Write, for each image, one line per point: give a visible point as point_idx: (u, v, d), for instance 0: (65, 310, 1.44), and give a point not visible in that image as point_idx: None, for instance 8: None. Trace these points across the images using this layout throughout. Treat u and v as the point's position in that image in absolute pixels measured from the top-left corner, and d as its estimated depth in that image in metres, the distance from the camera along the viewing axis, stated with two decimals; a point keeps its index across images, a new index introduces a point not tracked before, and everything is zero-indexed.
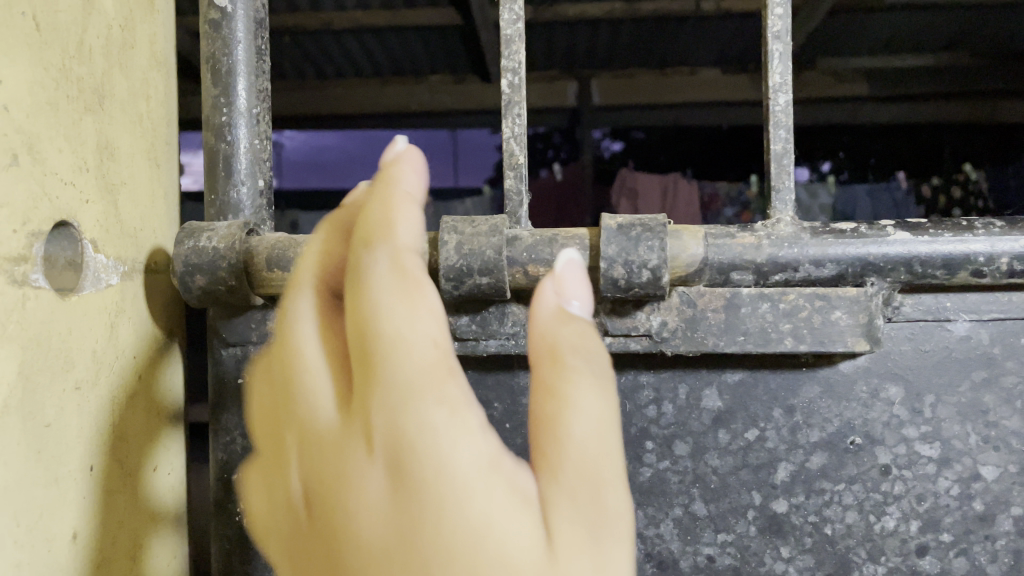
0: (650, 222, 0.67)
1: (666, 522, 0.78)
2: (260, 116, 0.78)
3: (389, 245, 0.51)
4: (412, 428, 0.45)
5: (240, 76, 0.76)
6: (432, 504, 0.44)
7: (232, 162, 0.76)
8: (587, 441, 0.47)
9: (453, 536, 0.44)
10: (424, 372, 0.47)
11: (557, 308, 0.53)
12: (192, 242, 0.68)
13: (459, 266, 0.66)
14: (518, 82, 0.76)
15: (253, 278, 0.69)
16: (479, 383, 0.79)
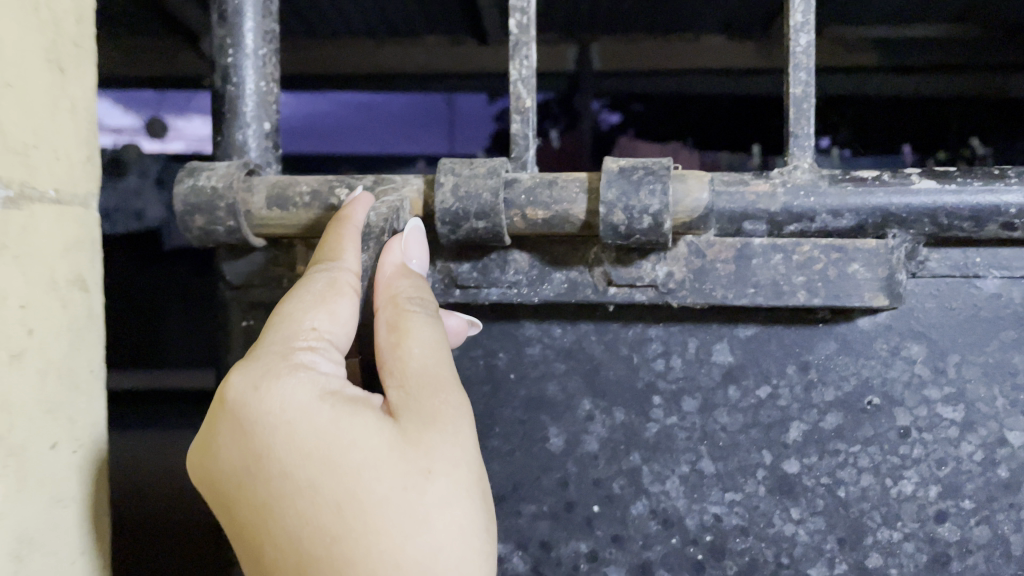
0: (653, 165, 0.64)
1: (673, 479, 0.77)
2: (267, 58, 0.77)
3: (336, 262, 0.57)
4: (253, 389, 0.53)
5: (247, 17, 0.75)
6: (281, 433, 0.52)
7: (238, 104, 0.75)
8: (421, 361, 0.56)
9: (303, 450, 0.52)
10: (283, 344, 0.54)
11: (398, 263, 0.60)
12: (192, 180, 0.68)
13: (455, 209, 0.65)
14: (527, 22, 0.73)
15: (253, 217, 0.69)
16: (484, 332, 0.78)
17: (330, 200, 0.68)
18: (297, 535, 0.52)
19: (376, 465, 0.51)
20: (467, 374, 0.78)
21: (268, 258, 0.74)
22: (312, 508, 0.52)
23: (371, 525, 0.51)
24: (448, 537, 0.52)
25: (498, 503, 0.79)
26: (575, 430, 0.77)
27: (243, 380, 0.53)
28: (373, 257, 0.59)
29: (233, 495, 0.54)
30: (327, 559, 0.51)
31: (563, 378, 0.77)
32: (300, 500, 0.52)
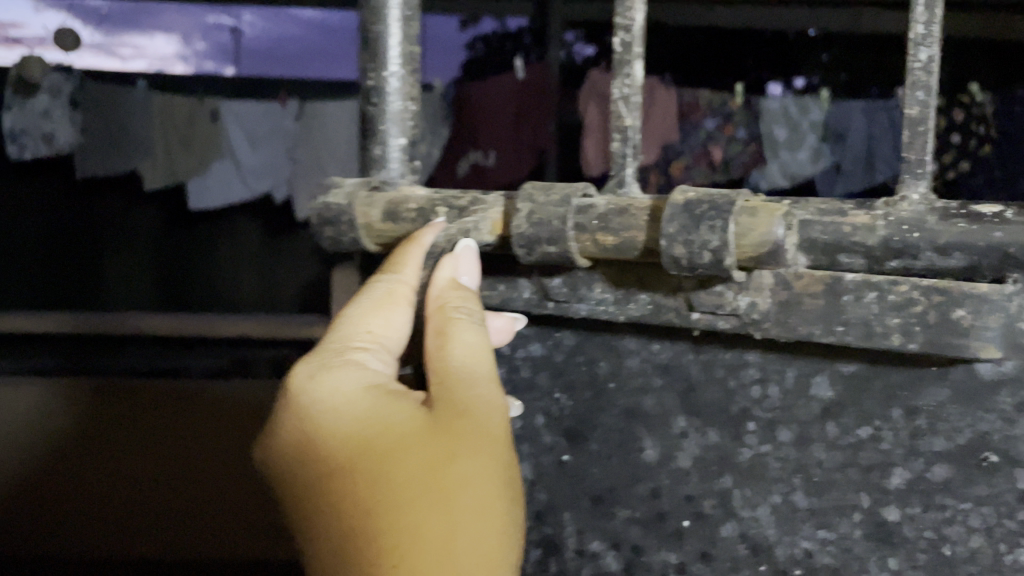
0: (718, 200, 0.63)
1: (763, 507, 0.75)
2: (406, 79, 0.84)
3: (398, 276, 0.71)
4: (309, 383, 0.69)
5: (390, 43, 0.83)
6: (330, 409, 0.67)
7: (378, 123, 0.83)
8: (461, 359, 0.67)
9: (349, 419, 0.66)
10: (341, 345, 0.71)
11: (448, 279, 0.70)
12: (323, 197, 0.78)
13: (528, 234, 0.68)
14: (631, 39, 0.73)
15: (372, 228, 0.77)
16: (588, 341, 0.81)
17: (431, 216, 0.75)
18: (338, 506, 0.65)
19: (404, 434, 0.64)
20: (571, 378, 0.82)
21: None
22: (349, 481, 0.65)
23: (393, 481, 0.63)
24: (467, 513, 0.62)
25: (595, 503, 0.82)
26: (669, 445, 0.78)
27: (310, 366, 0.70)
28: (433, 275, 0.70)
29: (287, 472, 0.69)
30: (360, 528, 0.63)
31: (659, 394, 0.78)
32: (339, 461, 0.65)
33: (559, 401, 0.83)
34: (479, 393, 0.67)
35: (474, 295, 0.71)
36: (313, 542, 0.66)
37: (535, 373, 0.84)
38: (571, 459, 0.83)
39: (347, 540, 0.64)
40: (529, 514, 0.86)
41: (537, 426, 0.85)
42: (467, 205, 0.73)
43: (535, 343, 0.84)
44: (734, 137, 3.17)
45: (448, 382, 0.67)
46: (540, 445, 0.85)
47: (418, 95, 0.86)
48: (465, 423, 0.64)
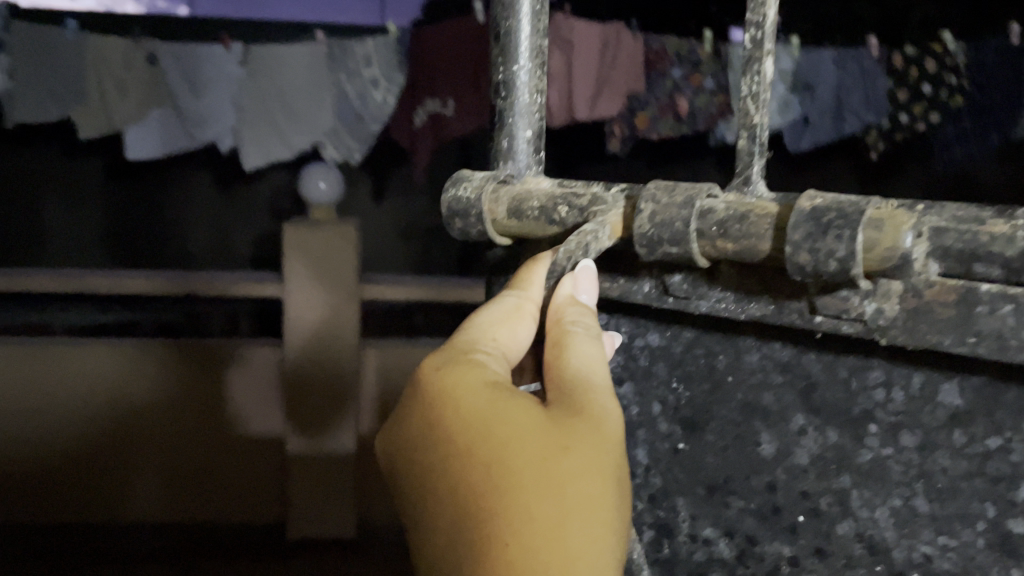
0: (846, 208, 0.62)
1: (882, 508, 0.74)
2: (537, 72, 0.86)
3: (523, 293, 0.77)
4: (438, 377, 0.76)
5: (520, 38, 0.84)
6: (453, 401, 0.74)
7: (506, 115, 0.86)
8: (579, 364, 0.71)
9: (469, 412, 0.72)
10: (466, 345, 0.77)
11: (568, 293, 0.74)
12: (454, 191, 0.83)
13: (650, 235, 0.71)
14: (763, 36, 0.72)
15: (498, 223, 0.81)
16: (707, 335, 0.82)
17: (553, 215, 0.77)
18: (458, 489, 0.71)
19: (514, 424, 0.69)
20: (689, 370, 0.84)
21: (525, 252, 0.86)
22: (470, 466, 0.70)
23: (501, 466, 0.68)
24: (580, 500, 0.66)
25: (710, 491, 0.84)
26: (787, 441, 0.79)
27: (439, 361, 0.77)
28: (553, 291, 0.74)
29: (414, 454, 0.76)
30: (476, 511, 0.68)
31: (779, 390, 0.78)
32: (457, 444, 0.72)
33: (676, 390, 0.85)
34: (594, 398, 0.70)
35: (590, 311, 0.74)
36: (434, 520, 0.72)
37: (654, 362, 0.86)
38: (687, 448, 0.85)
39: (459, 517, 0.70)
40: (645, 497, 0.89)
41: (654, 413, 0.88)
42: (588, 204, 0.75)
43: (654, 333, 0.86)
44: (705, 89, 3.78)
45: (565, 384, 0.71)
46: (657, 432, 0.88)
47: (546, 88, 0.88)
48: (578, 422, 0.68)
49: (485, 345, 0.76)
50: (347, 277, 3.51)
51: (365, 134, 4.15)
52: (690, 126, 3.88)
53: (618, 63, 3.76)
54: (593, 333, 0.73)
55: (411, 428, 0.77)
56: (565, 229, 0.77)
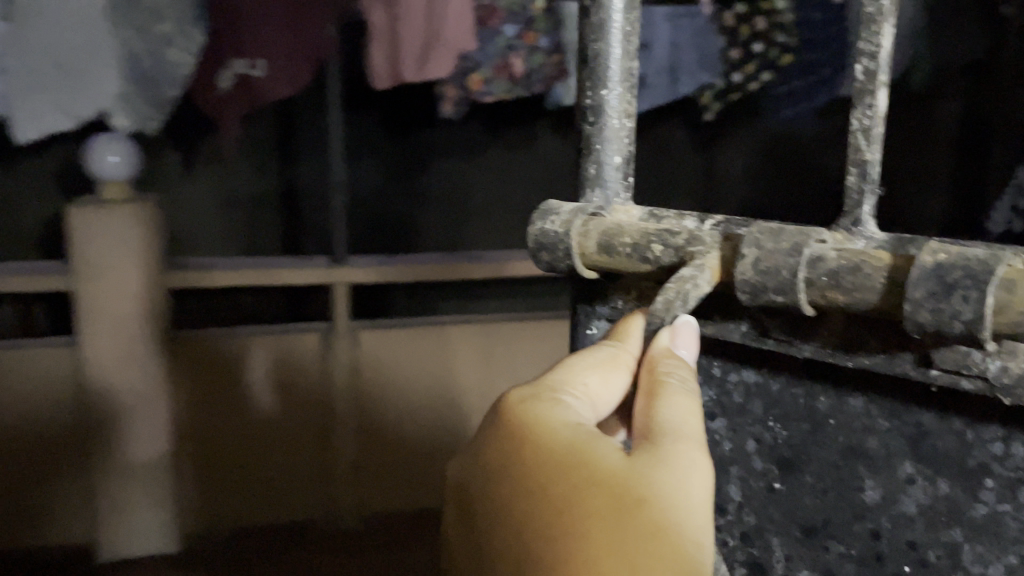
0: (975, 269, 0.58)
1: (998, 566, 0.69)
2: (628, 95, 0.82)
3: (620, 346, 0.77)
4: (523, 409, 0.77)
5: (608, 61, 0.81)
6: (532, 430, 0.75)
7: (593, 141, 0.82)
8: (667, 416, 0.70)
9: (554, 445, 0.74)
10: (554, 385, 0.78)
11: (667, 347, 0.72)
12: (542, 223, 0.80)
13: (753, 282, 0.69)
14: (876, 68, 0.67)
15: (586, 257, 0.78)
16: (806, 376, 0.78)
17: (646, 253, 0.74)
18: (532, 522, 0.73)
19: (596, 468, 0.71)
20: (787, 410, 0.80)
21: (613, 285, 0.83)
22: (547, 501, 0.72)
23: (575, 503, 0.71)
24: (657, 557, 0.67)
25: (808, 534, 0.81)
26: (892, 488, 0.74)
27: (524, 388, 0.80)
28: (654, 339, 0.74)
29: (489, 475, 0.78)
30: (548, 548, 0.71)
31: (885, 436, 0.74)
32: (532, 473, 0.74)
33: (773, 429, 0.82)
34: (679, 448, 0.70)
35: (689, 365, 0.72)
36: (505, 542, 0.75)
37: (748, 399, 0.83)
38: (783, 488, 0.82)
39: (523, 547, 0.73)
40: (736, 533, 0.88)
41: (748, 451, 0.85)
42: (683, 244, 0.73)
43: (750, 370, 0.83)
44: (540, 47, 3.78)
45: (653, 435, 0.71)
46: (752, 469, 0.85)
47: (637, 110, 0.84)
48: (659, 473, 0.69)
49: (574, 388, 0.76)
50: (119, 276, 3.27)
51: (159, 97, 3.41)
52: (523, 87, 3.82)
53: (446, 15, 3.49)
54: (688, 388, 0.72)
55: (482, 444, 0.80)
56: (658, 268, 0.74)
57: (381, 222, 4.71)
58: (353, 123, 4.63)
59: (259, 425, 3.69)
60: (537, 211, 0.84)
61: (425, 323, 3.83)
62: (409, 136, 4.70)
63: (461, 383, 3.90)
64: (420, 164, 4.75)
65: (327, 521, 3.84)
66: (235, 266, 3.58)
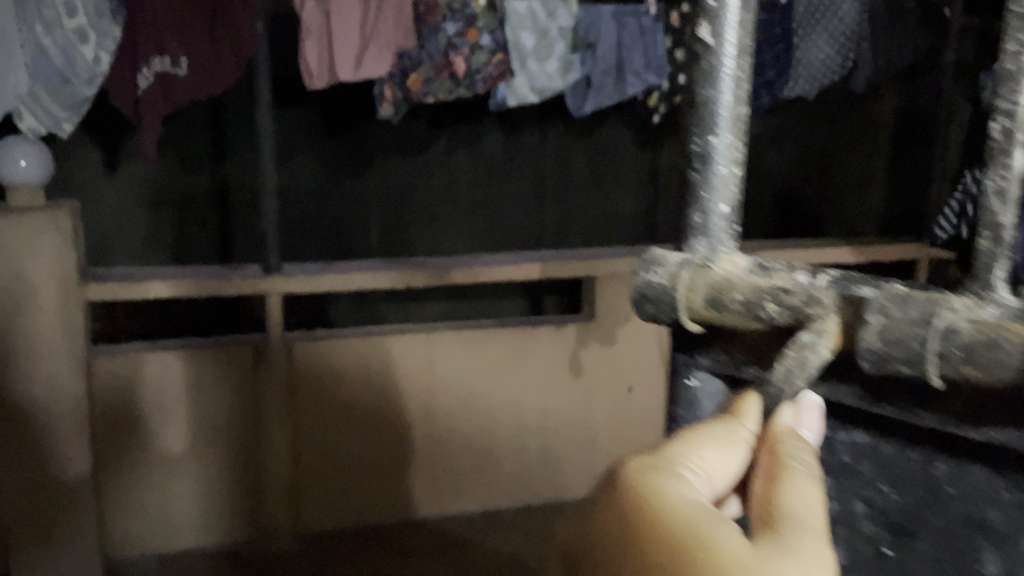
0: None
1: None
2: (736, 144, 0.90)
3: (738, 422, 0.82)
4: (642, 483, 0.82)
5: (721, 113, 0.89)
6: (653, 505, 0.80)
7: (703, 187, 0.91)
8: (792, 497, 0.75)
9: (677, 521, 0.78)
10: (674, 460, 0.83)
11: (791, 429, 0.77)
12: (650, 272, 0.82)
13: (878, 352, 0.64)
14: (1013, 129, 0.68)
15: (695, 311, 0.78)
16: (923, 440, 0.74)
17: (760, 312, 0.73)
18: None
19: (719, 545, 0.75)
20: (900, 473, 0.76)
21: (714, 338, 0.82)
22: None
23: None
24: None
25: None
26: (1016, 559, 0.69)
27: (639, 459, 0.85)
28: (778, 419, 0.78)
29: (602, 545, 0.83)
30: None
31: (1008, 506, 0.69)
32: (649, 549, 0.78)
33: (884, 493, 0.78)
34: (803, 528, 0.74)
35: (812, 448, 0.76)
36: None
37: (859, 460, 0.80)
38: (894, 553, 0.78)
39: None
40: None
41: (858, 513, 0.81)
42: (802, 304, 0.70)
43: (861, 431, 0.79)
44: (481, 46, 3.95)
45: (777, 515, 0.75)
46: (861, 532, 0.81)
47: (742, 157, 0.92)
48: (784, 556, 0.72)
49: (694, 463, 0.81)
50: (50, 300, 3.38)
51: (79, 98, 3.43)
52: (466, 87, 3.98)
53: (384, 16, 3.71)
54: (811, 471, 0.76)
55: (598, 512, 0.85)
56: (772, 326, 0.72)
57: (329, 229, 4.55)
58: (286, 124, 4.33)
59: (192, 439, 3.83)
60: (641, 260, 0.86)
61: (365, 335, 3.99)
62: (348, 135, 4.42)
63: (402, 397, 4.08)
64: (360, 165, 4.49)
65: (254, 539, 4.02)
66: (160, 279, 3.61)
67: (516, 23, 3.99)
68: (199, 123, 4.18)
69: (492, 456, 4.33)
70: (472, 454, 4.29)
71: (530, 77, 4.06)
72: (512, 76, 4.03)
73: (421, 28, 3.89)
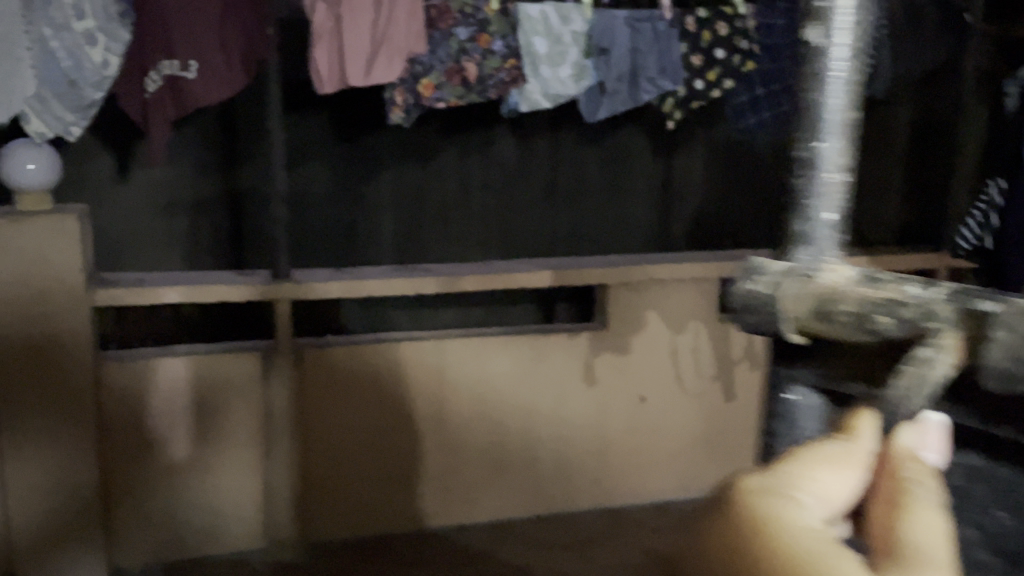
0: None
1: None
2: (843, 148, 0.94)
3: (852, 444, 0.96)
4: (765, 502, 0.95)
5: (829, 118, 0.93)
6: (776, 524, 0.92)
7: (808, 192, 0.96)
8: (909, 517, 0.88)
9: (797, 542, 0.90)
10: (793, 480, 0.97)
11: (910, 450, 0.92)
12: (750, 284, 0.95)
13: (1007, 371, 0.71)
14: None
15: (798, 321, 0.90)
16: None
17: (871, 324, 0.82)
18: None
19: (842, 556, 0.88)
20: None
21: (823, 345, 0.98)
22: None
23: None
24: None
25: None
26: None
27: (761, 479, 0.99)
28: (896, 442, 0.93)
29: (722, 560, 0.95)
30: None
31: None
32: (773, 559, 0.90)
33: None
34: (917, 543, 0.86)
35: (928, 468, 0.91)
36: None
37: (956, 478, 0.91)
38: None
39: None
40: None
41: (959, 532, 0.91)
42: (915, 319, 0.79)
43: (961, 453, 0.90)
44: (494, 51, 3.92)
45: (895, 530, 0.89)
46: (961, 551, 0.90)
47: (851, 165, 0.96)
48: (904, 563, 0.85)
49: (815, 485, 0.95)
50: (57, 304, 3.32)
51: (86, 102, 3.38)
52: (478, 92, 3.93)
53: (396, 21, 3.66)
54: (924, 490, 0.90)
55: (714, 526, 0.98)
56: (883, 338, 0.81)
57: (340, 234, 4.47)
58: (296, 128, 4.27)
59: (200, 447, 3.77)
60: (746, 266, 0.99)
61: (373, 341, 3.94)
62: (358, 140, 4.37)
63: (412, 405, 4.03)
64: (371, 169, 4.43)
65: (262, 548, 3.95)
66: (168, 285, 3.53)
67: (529, 28, 3.96)
68: (209, 128, 4.15)
69: (503, 463, 4.26)
70: (481, 461, 4.22)
71: (542, 83, 4.01)
72: (524, 81, 3.98)
73: (432, 32, 3.84)
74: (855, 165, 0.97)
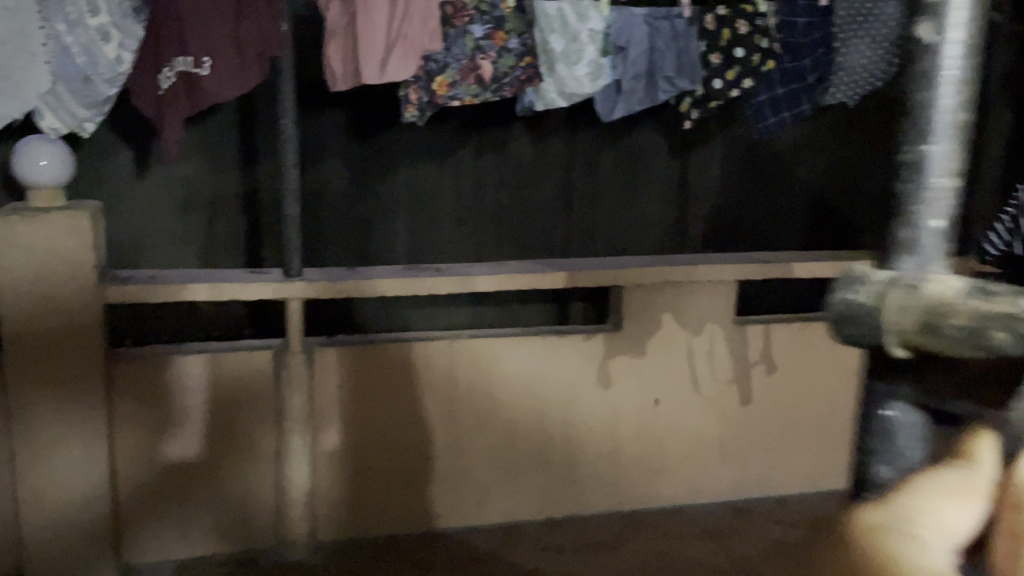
0: None
1: None
2: (952, 153, 1.05)
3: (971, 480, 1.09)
4: (890, 524, 1.07)
5: (940, 125, 1.05)
6: (902, 554, 1.03)
7: (917, 195, 1.07)
8: None
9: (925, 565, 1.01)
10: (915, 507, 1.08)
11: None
12: (854, 289, 1.09)
13: None
14: None
15: (908, 332, 1.03)
16: None
17: (982, 337, 0.96)
18: None
19: None
20: None
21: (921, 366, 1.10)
22: None
23: None
24: None
25: None
26: None
27: (877, 512, 1.08)
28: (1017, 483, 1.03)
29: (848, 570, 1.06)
30: None
31: None
32: None
33: None
34: None
35: None
36: None
37: None
38: None
39: None
40: None
41: None
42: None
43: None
44: (509, 49, 3.87)
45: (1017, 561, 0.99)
46: None
47: (959, 169, 1.07)
48: None
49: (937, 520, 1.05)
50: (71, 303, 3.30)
51: (100, 98, 3.38)
52: (493, 91, 3.89)
53: (411, 17, 3.60)
54: None
55: (841, 549, 1.08)
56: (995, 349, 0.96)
57: (356, 234, 4.44)
58: (311, 126, 4.24)
59: (212, 447, 3.73)
60: (852, 275, 1.11)
61: (389, 341, 3.91)
62: (374, 139, 4.33)
63: (427, 406, 3.99)
64: (387, 167, 4.39)
65: (271, 546, 3.91)
66: (181, 284, 3.49)
67: (546, 27, 3.91)
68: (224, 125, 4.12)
69: (515, 464, 4.21)
70: (494, 463, 4.17)
71: (559, 82, 3.96)
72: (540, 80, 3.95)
73: (447, 30, 3.79)
74: (963, 170, 1.08)
